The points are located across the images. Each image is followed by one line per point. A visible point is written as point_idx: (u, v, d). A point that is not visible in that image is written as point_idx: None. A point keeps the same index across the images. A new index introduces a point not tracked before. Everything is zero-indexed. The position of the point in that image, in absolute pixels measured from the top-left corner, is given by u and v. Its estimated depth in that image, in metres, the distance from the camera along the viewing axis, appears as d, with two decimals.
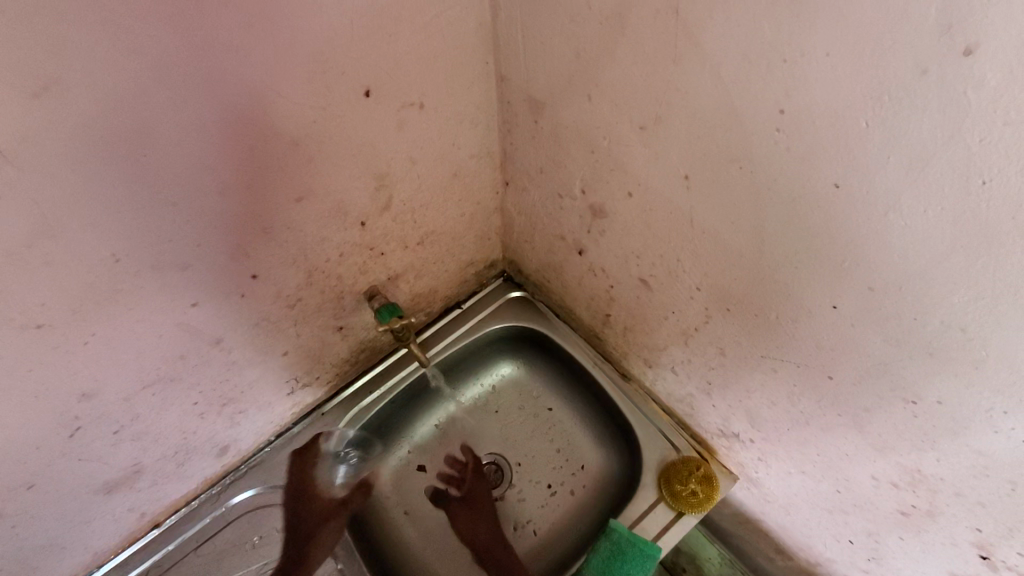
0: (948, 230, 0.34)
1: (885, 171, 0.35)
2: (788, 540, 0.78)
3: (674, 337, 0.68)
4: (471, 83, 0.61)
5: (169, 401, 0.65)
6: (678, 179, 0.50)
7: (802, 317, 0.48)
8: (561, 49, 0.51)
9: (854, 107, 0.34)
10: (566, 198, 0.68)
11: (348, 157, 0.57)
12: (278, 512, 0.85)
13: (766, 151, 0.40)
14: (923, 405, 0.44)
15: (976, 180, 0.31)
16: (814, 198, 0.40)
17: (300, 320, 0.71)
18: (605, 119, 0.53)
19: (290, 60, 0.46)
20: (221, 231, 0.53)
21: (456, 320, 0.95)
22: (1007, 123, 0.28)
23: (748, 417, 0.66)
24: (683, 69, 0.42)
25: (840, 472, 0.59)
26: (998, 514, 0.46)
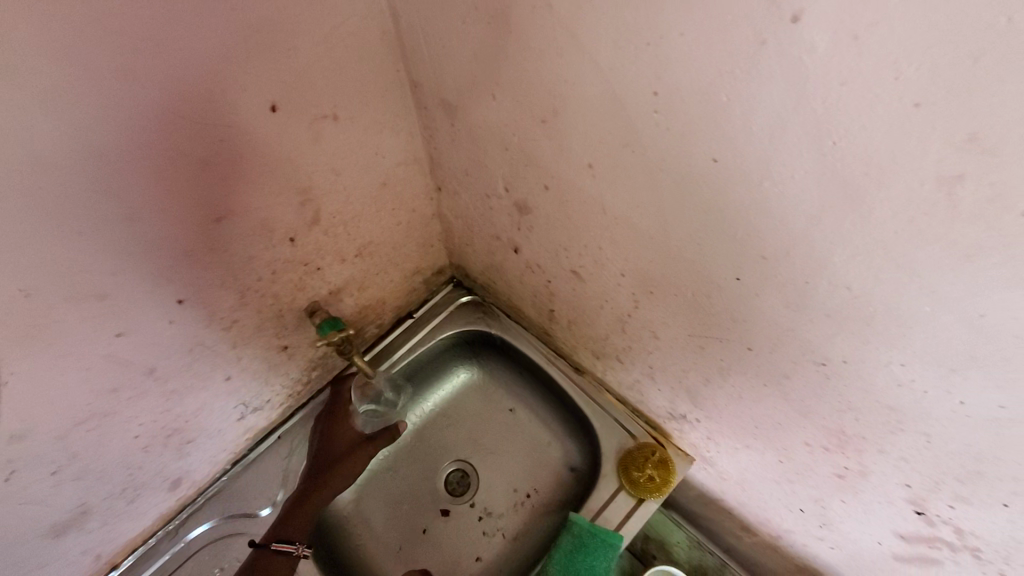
0: (814, 191, 0.35)
1: (750, 141, 0.36)
2: (748, 515, 0.79)
3: (612, 325, 0.69)
4: (384, 91, 0.62)
5: (108, 437, 0.63)
6: (584, 167, 0.51)
7: (712, 291, 0.50)
8: (460, 50, 0.52)
9: (715, 82, 0.35)
10: (494, 198, 0.69)
11: (265, 174, 0.57)
12: (237, 543, 0.82)
13: (650, 131, 0.42)
14: (832, 366, 0.45)
15: (828, 142, 0.32)
16: (699, 174, 0.41)
17: (240, 342, 0.70)
18: (511, 116, 0.54)
19: (186, 81, 0.45)
20: (138, 258, 0.52)
21: (409, 330, 0.95)
22: (843, 83, 0.30)
23: (691, 396, 0.67)
24: (566, 60, 0.43)
25: (778, 441, 0.60)
26: (920, 468, 0.46)
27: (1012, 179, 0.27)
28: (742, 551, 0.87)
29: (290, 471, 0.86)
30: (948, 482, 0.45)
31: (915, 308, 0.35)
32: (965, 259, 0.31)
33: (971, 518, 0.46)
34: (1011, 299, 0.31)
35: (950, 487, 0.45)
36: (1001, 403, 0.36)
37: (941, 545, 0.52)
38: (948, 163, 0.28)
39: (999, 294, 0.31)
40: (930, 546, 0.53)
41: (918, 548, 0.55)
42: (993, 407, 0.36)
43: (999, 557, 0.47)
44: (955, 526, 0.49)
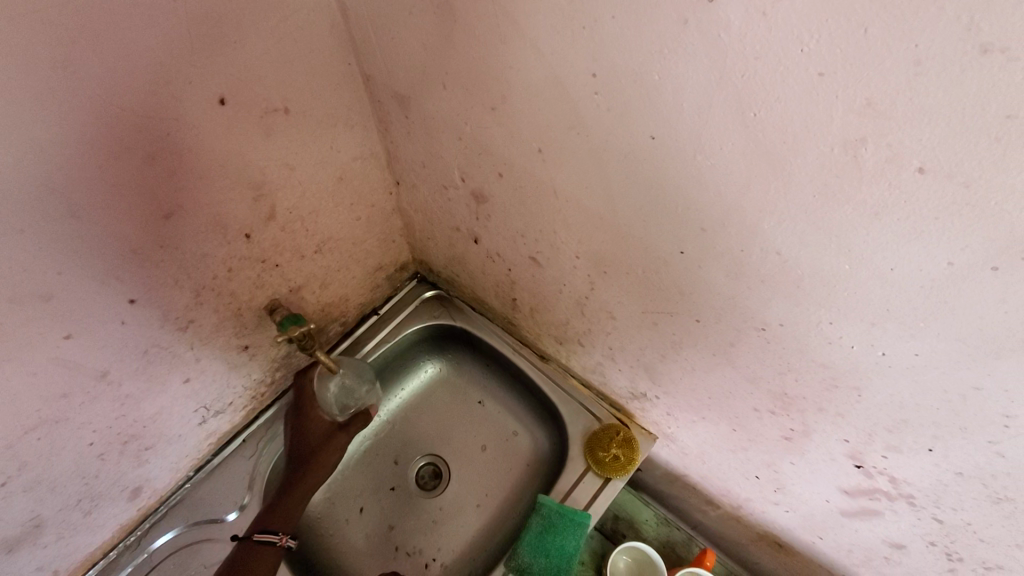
0: (741, 162, 0.38)
1: (681, 117, 0.38)
2: (710, 488, 0.83)
3: (571, 308, 0.71)
4: (336, 85, 0.62)
5: (59, 446, 0.61)
6: (534, 152, 0.53)
7: (660, 267, 0.52)
8: (409, 42, 0.53)
9: (646, 63, 0.37)
10: (451, 188, 0.70)
11: (216, 169, 0.57)
12: (204, 550, 0.79)
13: (592, 113, 0.44)
14: (771, 330, 0.48)
15: (750, 113, 0.35)
16: (639, 152, 0.44)
17: (197, 342, 0.69)
18: (461, 105, 0.55)
19: (128, 72, 0.45)
20: (83, 256, 0.51)
21: (374, 326, 0.95)
22: (757, 58, 0.32)
23: (649, 373, 0.70)
24: (510, 47, 0.45)
25: (730, 410, 0.63)
26: (856, 422, 0.50)
27: (904, 140, 0.30)
28: (707, 524, 0.91)
29: (256, 473, 0.84)
30: (880, 433, 0.49)
31: (836, 267, 0.39)
32: (873, 217, 0.34)
33: (902, 466, 0.50)
34: (913, 252, 0.34)
35: (882, 438, 0.49)
36: (916, 350, 0.40)
37: (882, 496, 0.56)
38: (852, 128, 0.31)
39: (903, 249, 0.34)
40: (871, 498, 0.57)
41: (860, 501, 0.59)
42: (911, 355, 0.40)
43: (930, 501, 0.51)
44: (891, 476, 0.52)
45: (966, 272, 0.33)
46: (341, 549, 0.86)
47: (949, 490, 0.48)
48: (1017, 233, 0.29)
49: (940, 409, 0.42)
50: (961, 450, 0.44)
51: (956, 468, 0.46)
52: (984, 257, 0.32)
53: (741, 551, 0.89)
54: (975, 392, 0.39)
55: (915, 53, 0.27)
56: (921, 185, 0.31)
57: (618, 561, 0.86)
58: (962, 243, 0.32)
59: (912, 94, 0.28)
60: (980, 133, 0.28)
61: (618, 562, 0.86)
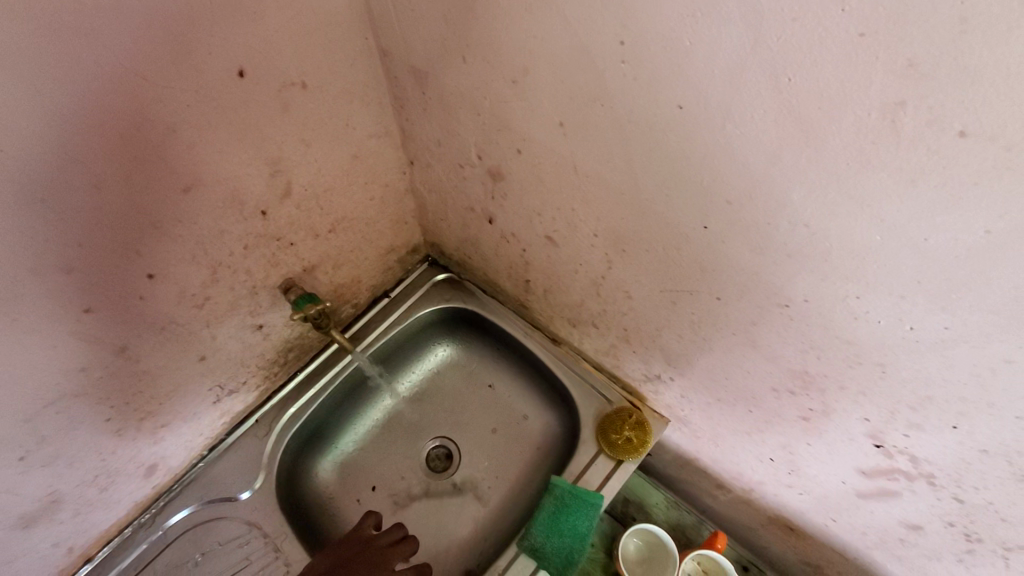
0: (772, 130, 0.37)
1: (711, 84, 0.38)
2: (722, 472, 0.82)
3: (586, 289, 0.71)
4: (354, 59, 0.62)
5: (77, 420, 0.61)
6: (555, 126, 0.52)
7: (681, 243, 0.52)
8: (429, 14, 0.52)
9: (677, 29, 0.37)
10: (466, 167, 0.69)
11: (234, 143, 0.56)
12: (218, 528, 0.79)
13: (619, 83, 0.43)
14: (794, 306, 0.48)
15: (785, 79, 0.34)
16: (666, 123, 0.43)
17: (213, 320, 0.69)
18: (482, 78, 0.55)
19: (149, 41, 0.44)
20: (104, 229, 0.51)
21: (385, 309, 0.95)
22: (795, 19, 0.31)
23: (664, 354, 0.70)
24: (534, 16, 0.44)
25: (747, 390, 0.63)
26: (878, 400, 0.49)
27: (946, 104, 0.30)
28: (717, 508, 0.91)
29: (270, 453, 0.84)
30: (903, 411, 0.48)
31: (867, 239, 0.38)
32: (909, 185, 0.34)
33: (924, 444, 0.50)
34: (948, 221, 0.34)
35: (904, 416, 0.49)
36: (946, 324, 0.39)
37: (900, 476, 0.55)
38: (892, 92, 0.31)
39: (937, 218, 0.34)
40: (889, 478, 0.57)
41: (878, 481, 0.58)
42: (940, 329, 0.40)
43: (951, 480, 0.51)
44: (911, 455, 0.52)
45: (1003, 241, 0.32)
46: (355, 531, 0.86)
47: (971, 469, 0.48)
48: None
49: (968, 385, 0.42)
50: (986, 427, 0.44)
51: (981, 445, 0.45)
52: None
53: (751, 535, 0.89)
54: (1006, 365, 0.38)
55: (962, 10, 0.26)
56: (961, 150, 0.31)
57: (629, 543, 0.87)
58: (1001, 212, 0.31)
59: (957, 54, 0.28)
60: None
61: (629, 544, 0.86)
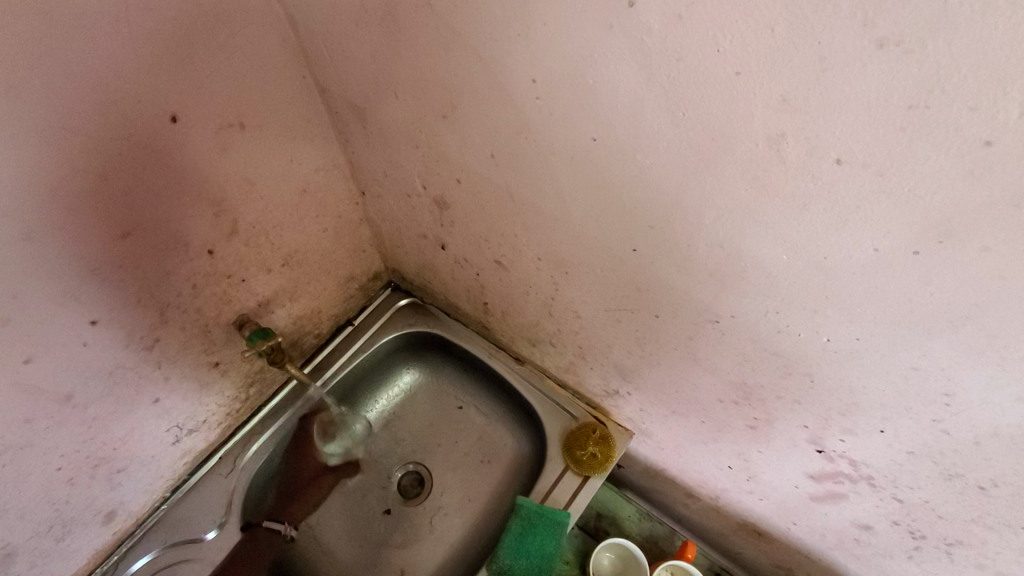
0: (677, 159, 0.39)
1: (617, 118, 0.39)
2: (687, 481, 0.83)
3: (539, 310, 0.72)
4: (293, 97, 0.63)
5: (25, 472, 0.60)
6: (487, 158, 0.54)
7: (617, 264, 0.53)
8: (359, 53, 0.54)
9: (579, 68, 0.38)
10: (414, 197, 0.70)
11: (172, 187, 0.57)
12: (183, 570, 0.78)
13: (537, 117, 0.45)
14: (724, 322, 0.49)
15: (679, 113, 0.36)
16: (583, 153, 0.44)
17: (165, 361, 0.69)
18: (414, 113, 0.56)
19: (74, 94, 0.44)
20: (39, 279, 0.50)
21: (349, 338, 0.95)
22: (679, 59, 0.33)
23: (619, 371, 0.71)
24: (453, 55, 0.46)
25: (696, 402, 0.64)
26: (812, 408, 0.51)
27: (820, 135, 0.31)
28: (689, 517, 0.92)
29: (235, 491, 0.83)
30: (835, 417, 0.50)
31: (776, 257, 0.40)
32: (801, 208, 0.36)
33: (860, 448, 0.51)
34: (842, 240, 0.36)
35: (837, 422, 0.50)
36: (857, 335, 0.41)
37: (844, 478, 0.57)
38: (774, 124, 0.33)
39: (831, 237, 0.36)
40: (836, 481, 0.58)
41: (826, 484, 0.60)
42: (852, 339, 0.42)
43: (889, 481, 0.53)
44: (850, 458, 0.53)
45: (890, 257, 0.34)
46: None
47: (904, 469, 0.50)
48: (933, 217, 0.31)
49: (885, 390, 0.44)
50: (910, 430, 0.45)
51: (908, 447, 0.47)
52: (906, 242, 0.33)
53: (724, 542, 0.90)
54: (915, 371, 0.40)
55: (820, 49, 0.28)
56: (840, 175, 0.32)
57: (602, 558, 0.86)
58: (885, 231, 0.33)
59: (824, 89, 0.29)
60: (886, 123, 0.29)
61: (602, 560, 0.86)
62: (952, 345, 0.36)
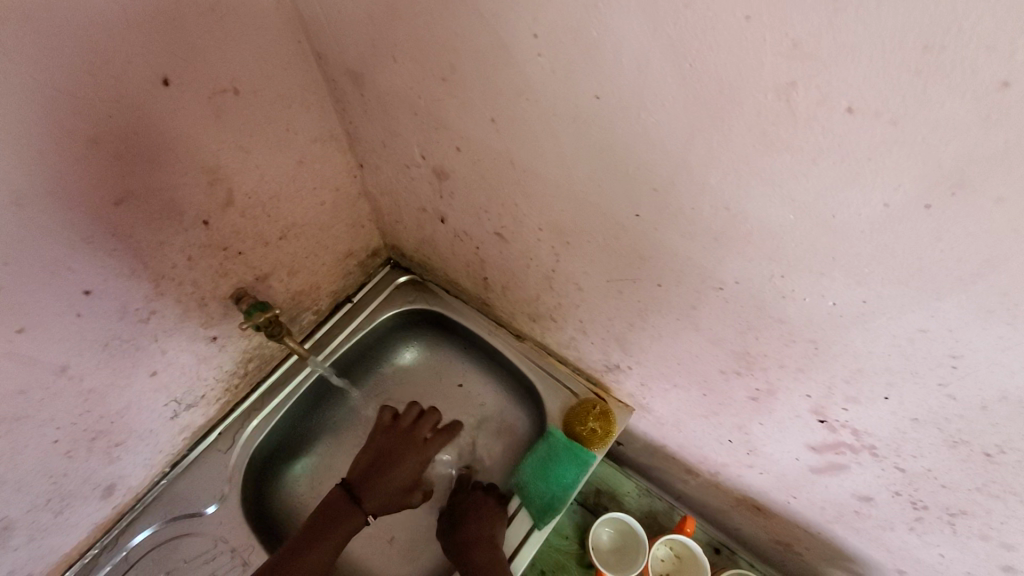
0: (684, 116, 0.38)
1: (622, 74, 0.38)
2: (688, 457, 0.83)
3: (540, 283, 0.71)
4: (288, 63, 0.61)
5: (21, 444, 0.59)
6: (487, 123, 0.52)
7: (619, 232, 0.52)
8: (355, 15, 0.52)
9: (584, 19, 0.37)
10: (413, 167, 0.69)
11: (167, 154, 0.56)
12: (184, 544, 0.78)
13: (539, 76, 0.44)
14: (728, 289, 0.49)
15: (686, 65, 0.35)
16: (587, 114, 0.43)
17: (161, 334, 0.68)
18: (412, 77, 0.55)
19: (63, 55, 0.43)
20: (29, 247, 0.49)
21: (348, 315, 0.95)
22: (687, 6, 0.32)
23: (620, 344, 0.70)
24: (452, 12, 0.44)
25: (697, 374, 0.64)
26: (816, 377, 0.51)
27: (831, 82, 0.30)
28: (687, 493, 0.92)
29: (234, 466, 0.83)
30: (839, 385, 0.50)
31: (782, 218, 0.39)
32: (810, 163, 0.35)
33: (864, 416, 0.51)
34: (849, 197, 0.35)
35: (842, 390, 0.50)
36: (863, 298, 0.40)
37: (846, 449, 0.57)
38: (783, 72, 0.32)
39: (840, 194, 0.35)
40: (837, 452, 0.58)
41: (827, 456, 0.60)
42: (859, 302, 0.41)
43: (891, 450, 0.52)
44: (853, 428, 0.53)
45: (901, 213, 0.34)
46: (405, 476, 0.76)
47: (907, 437, 0.50)
48: (946, 168, 0.30)
49: (892, 355, 0.43)
50: (916, 395, 0.45)
51: (912, 414, 0.47)
52: (918, 196, 0.32)
53: (723, 519, 0.90)
54: (922, 333, 0.40)
55: None
56: (851, 126, 0.32)
57: (601, 534, 0.87)
58: (895, 184, 0.32)
59: (836, 33, 0.28)
60: (899, 68, 0.28)
61: (601, 535, 0.86)
62: (962, 305, 0.36)
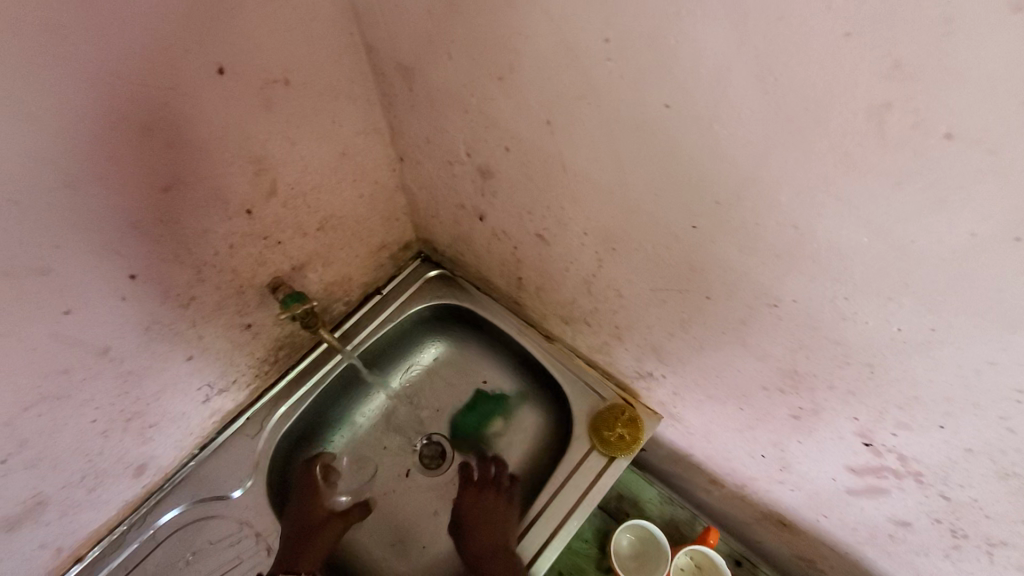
0: (761, 131, 0.37)
1: (697, 84, 0.37)
2: (714, 468, 0.82)
3: (578, 287, 0.70)
4: (339, 54, 0.61)
5: (60, 422, 0.60)
6: (543, 125, 0.51)
7: (672, 242, 0.52)
8: (413, 8, 0.51)
9: (663, 26, 0.36)
10: (456, 164, 0.68)
11: (217, 142, 0.55)
12: (209, 527, 0.79)
13: (605, 81, 0.42)
14: (783, 306, 0.48)
15: (770, 79, 0.34)
16: (654, 122, 0.42)
17: (199, 320, 0.69)
18: (467, 74, 0.54)
19: (124, 40, 0.43)
20: (80, 229, 0.50)
21: (378, 306, 0.94)
22: (780, 18, 0.31)
23: (657, 353, 0.69)
24: (518, 11, 0.43)
25: (737, 388, 0.63)
26: (867, 401, 0.50)
27: (930, 106, 0.29)
28: (710, 503, 0.91)
29: (261, 452, 0.84)
30: (891, 410, 0.48)
31: (855, 240, 0.38)
32: (894, 188, 0.34)
33: (913, 443, 0.50)
34: (932, 224, 0.34)
35: (893, 415, 0.49)
36: (932, 326, 0.39)
37: (888, 474, 0.56)
38: (878, 92, 0.30)
39: (924, 220, 0.34)
40: (879, 476, 0.57)
41: (867, 479, 0.58)
42: (926, 330, 0.40)
43: (939, 479, 0.51)
44: (901, 453, 0.52)
45: (987, 245, 0.32)
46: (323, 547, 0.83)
47: (957, 467, 0.48)
48: None
49: (953, 385, 0.42)
50: (973, 428, 0.44)
51: (965, 445, 0.46)
52: (1009, 228, 0.31)
53: (745, 531, 0.89)
54: (990, 366, 0.38)
55: (947, 10, 0.26)
56: (946, 152, 0.30)
57: (621, 539, 0.86)
58: (985, 214, 0.31)
59: (944, 56, 0.27)
60: (1008, 97, 0.26)
61: (622, 541, 0.86)
62: None
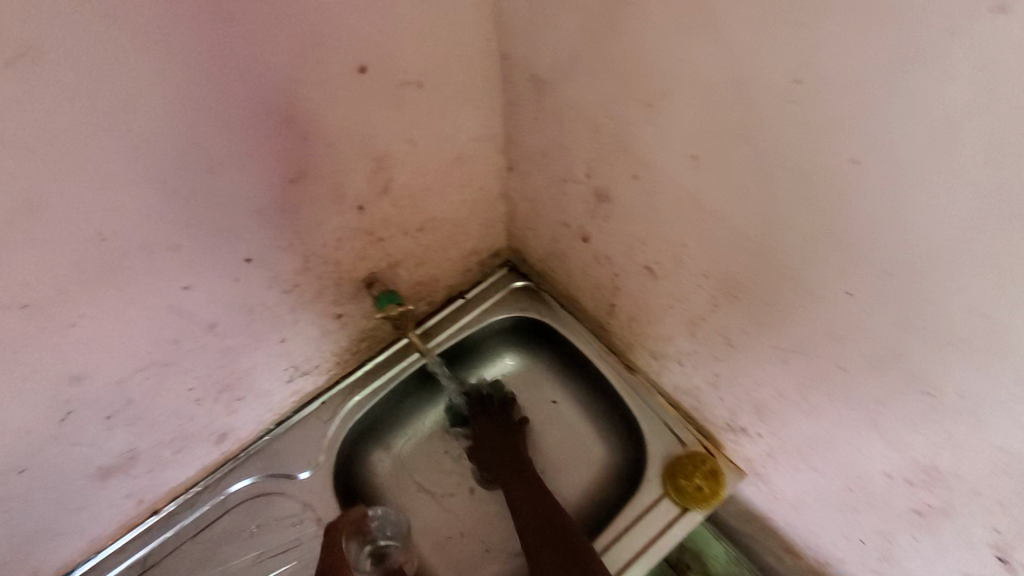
0: (976, 207, 0.31)
1: (902, 143, 0.33)
2: (796, 539, 0.76)
3: (680, 327, 0.66)
4: (474, 60, 0.59)
5: (163, 386, 0.63)
6: (686, 159, 0.48)
7: (813, 305, 0.47)
8: (564, 22, 0.49)
9: (873, 75, 0.32)
10: (571, 182, 0.65)
11: (346, 138, 0.55)
12: (275, 502, 0.81)
13: (780, 124, 0.38)
14: (940, 397, 0.42)
15: (1007, 152, 0.29)
16: (830, 176, 0.38)
17: (297, 306, 0.70)
18: (609, 95, 0.51)
19: (280, 34, 0.44)
20: (211, 211, 0.51)
21: (460, 310, 0.94)
22: None
23: (757, 410, 0.64)
24: (689, 38, 0.40)
25: (849, 466, 0.57)
26: (1018, 516, 0.43)
27: None
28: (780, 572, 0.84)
29: (331, 438, 0.85)
30: None
31: None
32: None
33: None
34: None
35: None
36: None
37: None
38: None
39: None
40: None
41: None
42: None
43: None
44: None
45: None
46: None
47: None
48: None
49: None
50: None
51: None
52: None
53: None
54: None
55: None
56: None
57: None
58: None
59: None
60: None
61: None
62: None
